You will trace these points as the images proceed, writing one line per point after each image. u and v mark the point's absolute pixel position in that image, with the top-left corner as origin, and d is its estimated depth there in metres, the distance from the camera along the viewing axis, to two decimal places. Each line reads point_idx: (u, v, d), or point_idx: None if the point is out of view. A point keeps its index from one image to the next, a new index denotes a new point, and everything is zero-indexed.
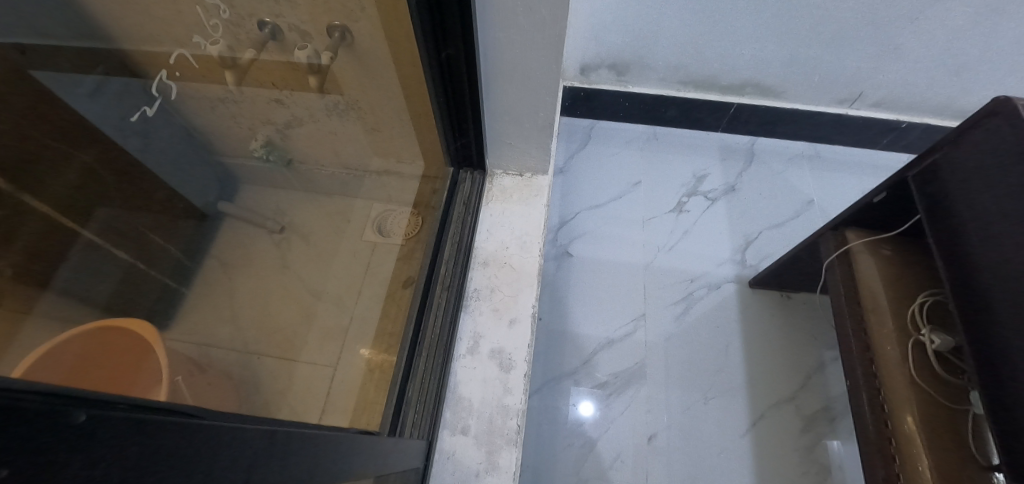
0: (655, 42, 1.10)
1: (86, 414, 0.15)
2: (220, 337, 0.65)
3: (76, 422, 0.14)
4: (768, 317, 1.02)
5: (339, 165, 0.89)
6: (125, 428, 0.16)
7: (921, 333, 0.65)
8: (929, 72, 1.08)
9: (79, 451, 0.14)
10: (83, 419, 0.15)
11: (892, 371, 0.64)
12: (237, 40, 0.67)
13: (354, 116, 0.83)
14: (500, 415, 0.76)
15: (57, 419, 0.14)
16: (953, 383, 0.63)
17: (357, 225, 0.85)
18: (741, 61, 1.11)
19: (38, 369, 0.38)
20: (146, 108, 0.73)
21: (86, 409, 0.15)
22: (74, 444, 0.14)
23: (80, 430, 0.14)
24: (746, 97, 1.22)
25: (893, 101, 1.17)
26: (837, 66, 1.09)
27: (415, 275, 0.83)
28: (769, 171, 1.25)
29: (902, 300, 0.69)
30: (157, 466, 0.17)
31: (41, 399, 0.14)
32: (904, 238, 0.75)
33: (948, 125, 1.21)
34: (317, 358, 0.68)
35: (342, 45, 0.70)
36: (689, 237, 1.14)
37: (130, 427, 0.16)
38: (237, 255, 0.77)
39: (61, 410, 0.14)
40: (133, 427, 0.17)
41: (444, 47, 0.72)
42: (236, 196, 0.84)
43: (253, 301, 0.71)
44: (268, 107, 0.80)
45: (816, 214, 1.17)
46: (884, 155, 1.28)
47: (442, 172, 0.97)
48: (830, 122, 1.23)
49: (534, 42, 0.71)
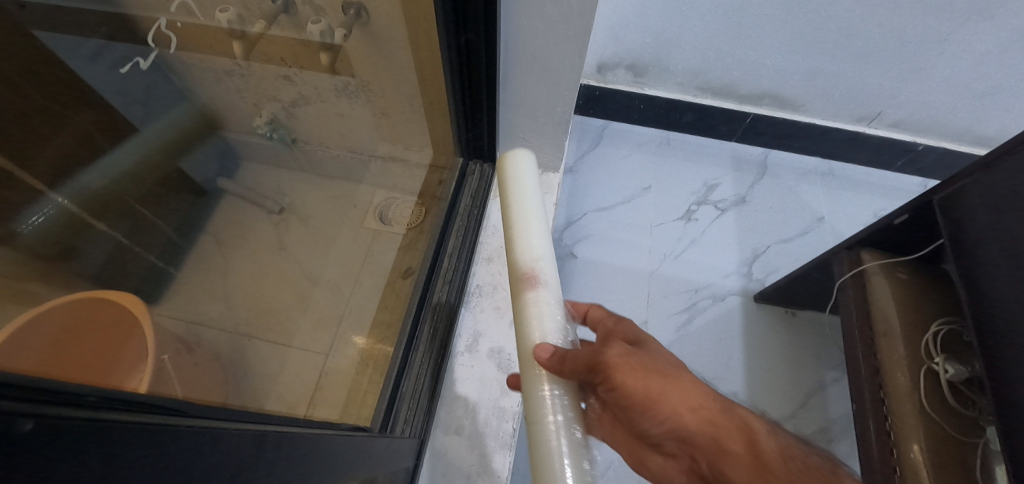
0: (677, 45, 1.07)
1: (35, 421, 0.13)
2: (210, 314, 0.63)
3: (24, 432, 0.13)
4: (771, 332, 1.01)
5: (344, 148, 0.86)
6: (81, 436, 0.14)
7: (934, 361, 0.63)
8: (953, 95, 1.05)
9: (26, 467, 0.12)
10: (31, 428, 0.13)
11: (902, 399, 0.63)
12: (247, 10, 0.65)
13: (363, 98, 0.78)
14: (495, 417, 0.74)
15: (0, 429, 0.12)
16: (965, 415, 0.61)
17: (360, 210, 0.83)
18: (763, 71, 1.09)
19: (11, 346, 0.35)
20: (140, 59, 0.70)
21: (35, 416, 0.13)
22: (27, 457, 0.12)
23: (35, 438, 0.13)
24: (764, 108, 1.20)
25: (912, 122, 1.15)
26: (860, 83, 1.07)
27: (416, 267, 0.79)
28: (782, 185, 1.23)
29: (916, 326, 0.67)
30: (123, 471, 0.16)
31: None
32: (921, 263, 0.73)
33: (966, 150, 1.19)
34: (309, 343, 0.66)
35: (357, 24, 0.66)
36: (696, 246, 1.12)
37: (92, 435, 0.15)
38: (234, 235, 0.76)
39: (8, 417, 0.13)
40: (93, 436, 0.15)
41: (464, 32, 0.68)
42: (235, 172, 0.85)
43: (246, 282, 0.69)
44: (276, 83, 0.76)
45: (826, 231, 1.16)
46: (897, 177, 1.27)
47: (451, 162, 0.94)
48: (848, 139, 1.21)
49: (559, 34, 0.69)
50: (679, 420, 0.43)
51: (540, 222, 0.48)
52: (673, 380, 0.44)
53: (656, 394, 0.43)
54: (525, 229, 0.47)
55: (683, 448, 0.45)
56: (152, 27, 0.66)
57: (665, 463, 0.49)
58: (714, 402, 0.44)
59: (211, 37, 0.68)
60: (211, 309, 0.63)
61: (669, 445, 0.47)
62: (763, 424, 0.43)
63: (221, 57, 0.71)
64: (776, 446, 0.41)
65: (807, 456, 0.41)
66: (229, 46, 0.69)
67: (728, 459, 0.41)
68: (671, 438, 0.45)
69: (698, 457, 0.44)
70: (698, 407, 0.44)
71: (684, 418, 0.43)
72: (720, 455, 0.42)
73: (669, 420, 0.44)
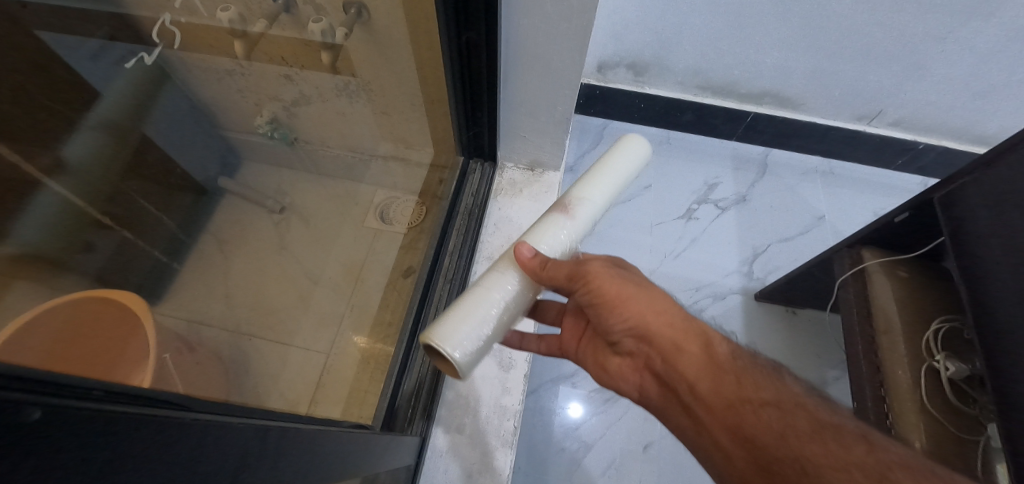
0: (677, 44, 1.07)
1: (42, 409, 0.14)
2: (212, 314, 0.63)
3: (29, 420, 0.13)
4: (772, 331, 1.01)
5: (345, 147, 0.86)
6: (90, 425, 0.15)
7: (935, 359, 0.63)
8: (953, 94, 1.05)
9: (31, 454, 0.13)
10: (39, 415, 0.13)
11: (903, 397, 0.63)
12: (248, 10, 0.66)
13: (364, 97, 0.78)
14: (497, 416, 0.74)
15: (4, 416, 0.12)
16: (965, 413, 0.61)
17: (362, 209, 0.84)
18: (763, 70, 1.09)
19: (14, 343, 0.36)
20: (145, 54, 0.70)
21: (42, 404, 0.14)
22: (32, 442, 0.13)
23: (42, 425, 0.13)
24: (764, 107, 1.20)
25: (912, 121, 1.15)
26: (860, 81, 1.07)
27: (416, 265, 0.79)
28: (782, 183, 1.23)
29: (917, 324, 0.67)
30: (129, 459, 0.16)
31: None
32: (922, 261, 0.73)
33: (966, 149, 1.20)
34: (311, 343, 0.67)
35: (358, 23, 0.67)
36: (697, 245, 1.12)
37: (100, 423, 0.15)
38: (235, 234, 0.76)
39: (15, 404, 0.13)
40: (103, 423, 0.15)
41: (464, 31, 0.68)
42: (236, 172, 0.84)
43: (247, 280, 0.70)
44: (276, 82, 0.77)
45: (826, 230, 1.16)
46: (897, 176, 1.27)
47: (452, 161, 0.93)
48: (848, 138, 1.21)
49: (560, 32, 0.69)
50: (642, 321, 0.49)
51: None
52: (643, 289, 0.50)
53: (626, 297, 0.49)
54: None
55: (641, 347, 0.51)
56: (155, 26, 0.67)
57: (622, 364, 0.55)
58: (675, 309, 0.50)
59: (213, 37, 0.69)
60: (213, 308, 0.64)
61: (628, 346, 0.52)
62: (717, 332, 0.49)
63: (222, 57, 0.72)
64: (726, 348, 0.47)
65: (754, 358, 0.46)
66: (230, 45, 0.69)
67: (683, 355, 0.47)
68: (631, 337, 0.51)
69: (652, 353, 0.49)
70: (660, 312, 0.49)
71: (646, 318, 0.49)
72: (675, 352, 0.47)
73: (632, 319, 0.49)
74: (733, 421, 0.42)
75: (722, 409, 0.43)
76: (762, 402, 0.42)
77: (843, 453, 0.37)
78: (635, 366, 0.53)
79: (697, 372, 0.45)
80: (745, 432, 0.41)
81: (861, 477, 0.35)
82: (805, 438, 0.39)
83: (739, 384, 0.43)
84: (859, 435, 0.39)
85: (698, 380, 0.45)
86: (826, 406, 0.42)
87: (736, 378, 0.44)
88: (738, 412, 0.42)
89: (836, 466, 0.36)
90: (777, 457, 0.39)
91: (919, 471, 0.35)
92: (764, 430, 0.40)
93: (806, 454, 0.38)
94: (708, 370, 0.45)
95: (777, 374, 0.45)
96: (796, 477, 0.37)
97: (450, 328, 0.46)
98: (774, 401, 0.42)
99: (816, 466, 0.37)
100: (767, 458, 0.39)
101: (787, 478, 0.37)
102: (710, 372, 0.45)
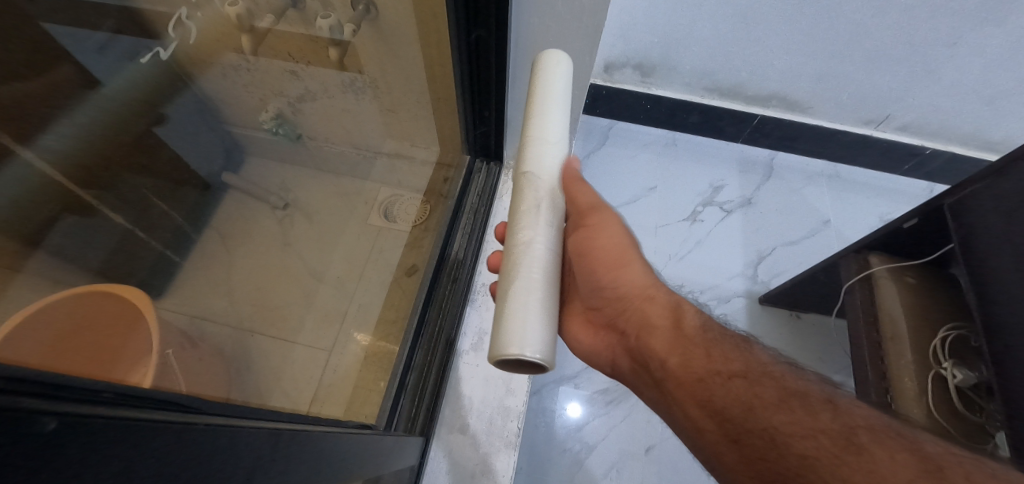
0: (684, 46, 1.06)
1: (58, 420, 0.13)
2: (215, 309, 0.60)
3: (47, 431, 0.13)
4: (776, 335, 1.01)
5: (349, 144, 0.87)
6: (104, 437, 0.14)
7: (942, 366, 0.63)
8: (962, 99, 1.05)
9: (49, 469, 0.12)
10: (53, 427, 0.13)
11: (909, 404, 0.62)
12: (256, 5, 0.65)
13: (370, 94, 0.79)
14: (501, 416, 0.75)
15: (24, 429, 0.12)
16: (971, 420, 0.61)
17: (366, 207, 0.84)
18: (771, 73, 1.08)
19: (19, 339, 0.35)
20: (160, 49, 0.67)
21: (58, 414, 0.13)
22: (43, 456, 0.12)
23: (56, 439, 0.13)
24: (770, 110, 1.20)
25: (920, 126, 1.14)
26: (868, 86, 1.06)
27: (421, 264, 0.81)
28: (788, 187, 1.23)
29: (924, 331, 0.67)
30: (142, 470, 0.15)
31: (7, 399, 0.12)
32: (929, 268, 0.73)
33: (973, 155, 1.19)
34: (314, 341, 0.66)
35: (365, 19, 0.66)
36: (701, 246, 1.12)
37: (116, 432, 0.15)
38: (238, 231, 0.72)
39: (30, 417, 0.13)
40: (117, 433, 0.15)
41: (473, 29, 0.68)
42: (240, 168, 0.82)
43: (250, 273, 0.68)
44: (282, 78, 0.77)
45: (831, 235, 1.15)
46: (903, 180, 1.26)
47: (457, 159, 0.96)
48: (854, 142, 1.20)
49: (569, 33, 0.68)
50: (631, 289, 0.51)
51: (560, 102, 0.54)
52: (636, 259, 0.53)
53: (625, 261, 0.52)
54: (550, 103, 0.54)
55: (620, 319, 0.52)
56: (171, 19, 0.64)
57: (598, 339, 0.56)
58: (659, 285, 0.51)
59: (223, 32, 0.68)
60: (216, 304, 0.61)
61: (608, 316, 0.54)
62: (690, 307, 0.49)
63: (229, 51, 0.72)
64: (698, 322, 0.47)
65: (724, 330, 0.47)
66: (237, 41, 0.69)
67: (654, 332, 0.48)
68: (613, 305, 0.53)
69: (629, 330, 0.51)
70: (648, 288, 0.51)
71: (634, 289, 0.51)
72: (650, 327, 0.48)
73: (622, 285, 0.52)
74: (701, 394, 0.42)
75: (693, 382, 0.43)
76: (731, 374, 0.42)
77: (811, 420, 0.37)
78: (611, 340, 0.55)
79: (668, 348, 0.46)
80: (714, 404, 0.41)
81: (828, 443, 0.35)
82: (772, 409, 0.38)
83: (709, 357, 0.44)
84: (826, 401, 0.38)
85: (669, 355, 0.46)
86: (793, 373, 0.42)
87: (706, 352, 0.44)
88: (707, 386, 0.42)
89: (803, 434, 0.36)
90: (746, 429, 0.38)
91: (884, 431, 0.35)
92: (732, 401, 0.40)
93: (775, 423, 0.37)
94: (678, 343, 0.46)
95: (746, 345, 0.45)
96: (765, 447, 0.37)
97: (510, 331, 0.41)
98: (741, 372, 0.42)
99: (784, 436, 0.36)
100: (736, 430, 0.39)
101: (756, 449, 0.37)
102: (681, 348, 0.45)
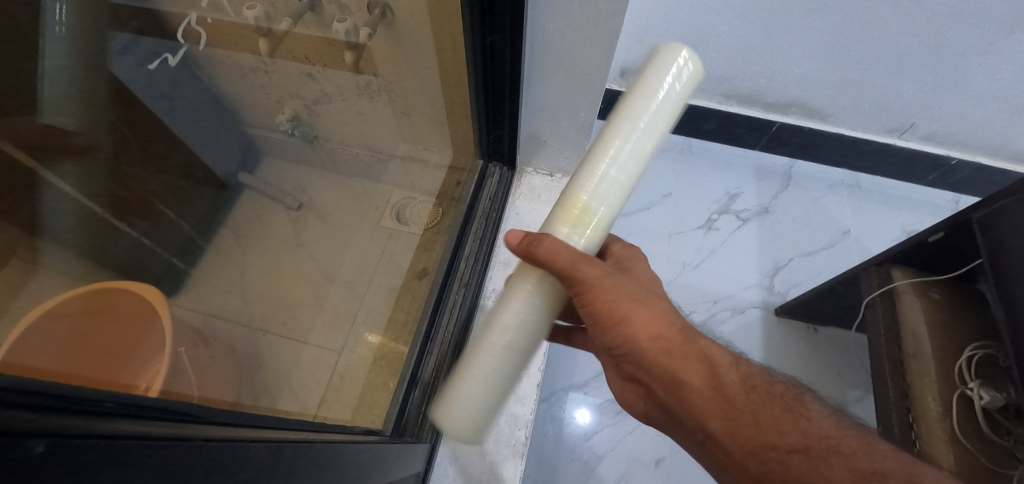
0: (703, 50, 1.04)
1: (46, 443, 0.14)
2: (226, 308, 0.66)
3: (34, 454, 0.13)
4: (791, 347, 0.98)
5: (363, 146, 0.89)
6: (90, 460, 0.15)
7: (968, 387, 0.60)
8: (991, 110, 1.01)
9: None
10: (42, 449, 0.13)
11: (933, 425, 0.60)
12: (274, 8, 0.66)
13: (385, 97, 0.79)
14: (508, 424, 0.71)
15: (11, 452, 0.13)
16: (998, 444, 0.58)
17: (379, 210, 0.86)
18: (791, 79, 1.06)
19: (24, 346, 0.35)
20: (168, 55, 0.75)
21: (48, 436, 0.14)
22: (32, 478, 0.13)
23: (43, 461, 0.13)
24: (791, 117, 1.17)
25: (946, 135, 1.11)
26: (891, 94, 1.03)
27: (432, 267, 0.78)
28: (807, 196, 1.20)
29: (949, 350, 0.64)
30: None
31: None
32: (955, 284, 0.70)
33: (1002, 166, 1.15)
34: (324, 342, 0.69)
35: (381, 24, 0.66)
36: (716, 255, 1.10)
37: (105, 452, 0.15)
38: (253, 228, 0.81)
39: (20, 441, 0.13)
40: (104, 455, 0.15)
41: (489, 34, 0.65)
42: (256, 169, 0.90)
43: (265, 271, 0.74)
44: (300, 80, 0.77)
45: (852, 246, 1.12)
46: (926, 191, 1.22)
47: (470, 164, 0.92)
48: (876, 152, 1.18)
49: (588, 38, 0.67)
50: (637, 345, 0.46)
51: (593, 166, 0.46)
52: (641, 304, 0.47)
53: (619, 317, 0.47)
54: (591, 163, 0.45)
55: (642, 374, 0.48)
56: (181, 23, 0.69)
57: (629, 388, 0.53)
58: (674, 331, 0.46)
59: (240, 34, 0.70)
60: (228, 303, 0.67)
61: (629, 370, 0.49)
62: (722, 352, 0.46)
63: (245, 53, 0.73)
64: (737, 376, 0.43)
65: (771, 385, 0.44)
66: (256, 43, 0.70)
67: (686, 390, 0.44)
68: (634, 363, 0.48)
69: (655, 384, 0.46)
70: (659, 335, 0.46)
71: (643, 344, 0.46)
72: (684, 387, 0.44)
73: (627, 341, 0.47)
74: (754, 471, 0.39)
75: (744, 455, 0.40)
76: (789, 449, 0.39)
77: None
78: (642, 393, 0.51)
79: (707, 410, 0.42)
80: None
81: None
82: None
83: (757, 425, 0.40)
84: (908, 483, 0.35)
85: (709, 418, 0.42)
86: (864, 438, 0.39)
87: (754, 418, 0.41)
88: (763, 460, 0.39)
89: None
90: None
91: None
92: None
93: None
94: (720, 408, 0.42)
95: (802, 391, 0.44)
96: None
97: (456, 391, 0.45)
98: (802, 447, 0.38)
99: None
100: None
101: None
102: (723, 412, 0.42)
